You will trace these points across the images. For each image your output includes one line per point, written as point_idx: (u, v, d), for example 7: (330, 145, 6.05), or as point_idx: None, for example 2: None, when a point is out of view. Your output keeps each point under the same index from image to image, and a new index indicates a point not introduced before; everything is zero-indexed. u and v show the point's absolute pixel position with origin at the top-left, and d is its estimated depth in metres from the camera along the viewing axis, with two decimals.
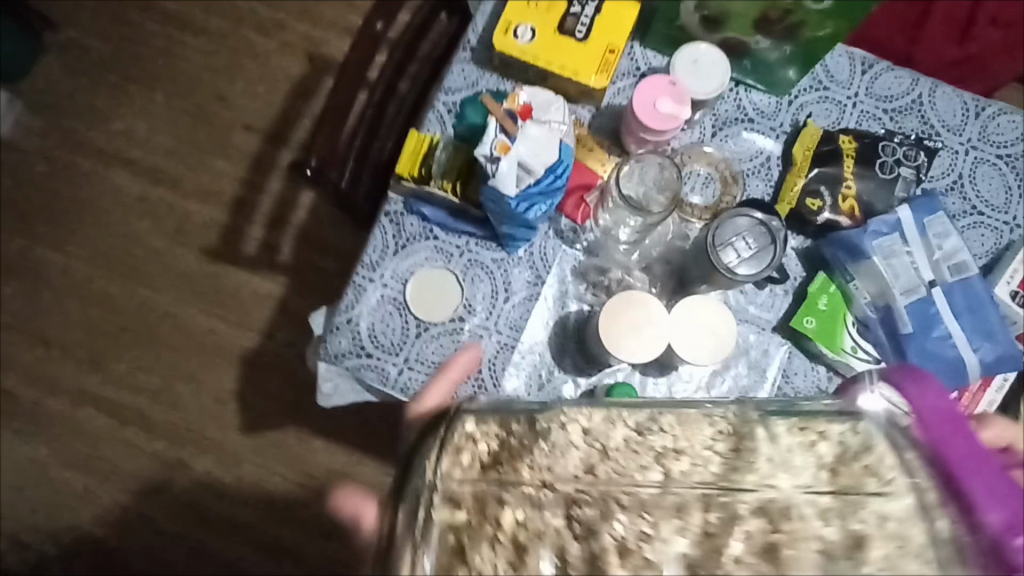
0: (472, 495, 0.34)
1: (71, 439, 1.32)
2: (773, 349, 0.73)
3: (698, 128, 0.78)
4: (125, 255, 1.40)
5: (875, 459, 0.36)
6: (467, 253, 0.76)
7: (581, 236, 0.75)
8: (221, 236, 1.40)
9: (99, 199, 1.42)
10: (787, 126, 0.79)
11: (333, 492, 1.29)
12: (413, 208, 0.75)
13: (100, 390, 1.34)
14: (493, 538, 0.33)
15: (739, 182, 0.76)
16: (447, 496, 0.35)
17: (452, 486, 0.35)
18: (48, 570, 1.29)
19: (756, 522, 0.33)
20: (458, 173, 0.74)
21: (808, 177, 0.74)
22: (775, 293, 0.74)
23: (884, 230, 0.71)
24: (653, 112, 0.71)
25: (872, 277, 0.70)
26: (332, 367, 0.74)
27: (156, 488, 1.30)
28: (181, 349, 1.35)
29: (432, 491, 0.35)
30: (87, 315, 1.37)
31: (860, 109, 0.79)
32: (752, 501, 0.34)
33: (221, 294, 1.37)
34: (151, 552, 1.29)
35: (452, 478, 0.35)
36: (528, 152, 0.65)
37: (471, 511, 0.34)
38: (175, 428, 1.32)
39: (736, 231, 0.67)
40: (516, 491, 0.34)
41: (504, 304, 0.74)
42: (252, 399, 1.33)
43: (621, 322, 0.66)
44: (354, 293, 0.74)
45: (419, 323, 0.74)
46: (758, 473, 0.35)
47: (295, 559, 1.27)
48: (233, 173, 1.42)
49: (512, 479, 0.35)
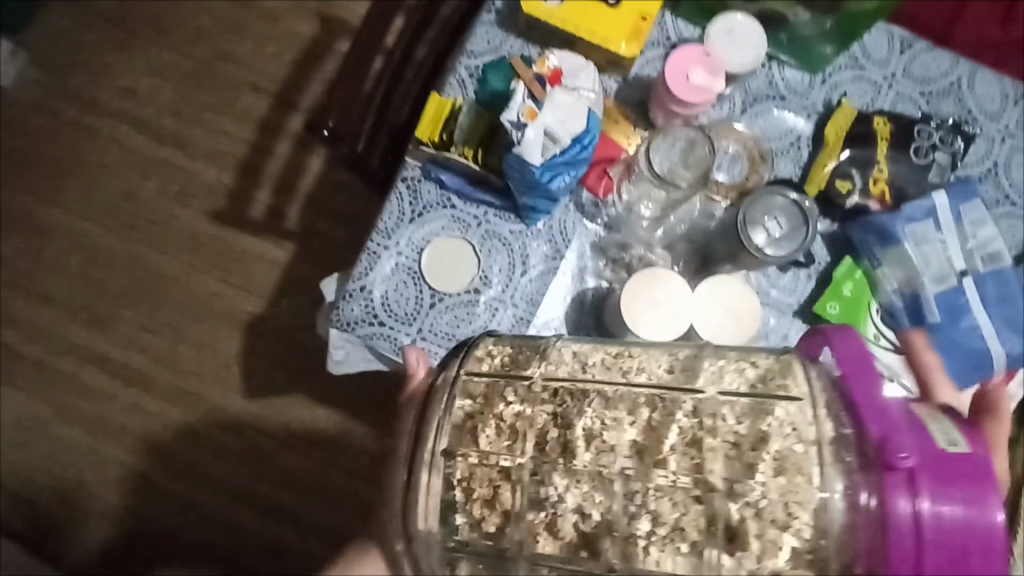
0: (487, 394, 0.46)
1: (73, 398, 1.32)
2: (794, 334, 0.71)
3: (728, 103, 0.76)
4: (130, 215, 1.38)
5: (798, 380, 0.44)
6: (485, 223, 0.74)
7: (602, 211, 0.73)
8: (228, 199, 1.38)
9: (104, 156, 1.39)
10: (819, 105, 0.76)
11: (336, 460, 1.28)
12: (431, 175, 0.73)
13: (103, 351, 1.33)
14: (497, 423, 0.45)
15: (768, 161, 0.74)
16: (469, 393, 0.47)
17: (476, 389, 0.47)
18: (49, 528, 1.29)
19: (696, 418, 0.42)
20: (481, 139, 0.72)
21: (840, 158, 0.72)
22: (799, 277, 0.72)
23: (919, 216, 0.69)
24: (685, 84, 0.68)
25: (902, 263, 0.69)
26: (344, 335, 0.72)
27: (158, 450, 1.30)
28: (185, 312, 1.34)
29: (453, 388, 0.48)
30: (91, 275, 1.36)
31: (896, 91, 0.76)
32: (688, 406, 0.43)
33: (227, 259, 1.35)
34: (152, 513, 1.29)
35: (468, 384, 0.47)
36: (556, 120, 0.63)
37: (482, 401, 0.46)
38: (179, 391, 1.32)
39: (768, 211, 0.65)
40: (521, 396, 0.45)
41: (521, 278, 0.73)
42: (256, 365, 1.32)
43: (642, 299, 0.64)
44: (368, 260, 0.72)
45: (433, 294, 0.72)
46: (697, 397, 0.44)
47: (295, 526, 1.27)
48: (241, 135, 1.39)
49: (521, 379, 0.47)
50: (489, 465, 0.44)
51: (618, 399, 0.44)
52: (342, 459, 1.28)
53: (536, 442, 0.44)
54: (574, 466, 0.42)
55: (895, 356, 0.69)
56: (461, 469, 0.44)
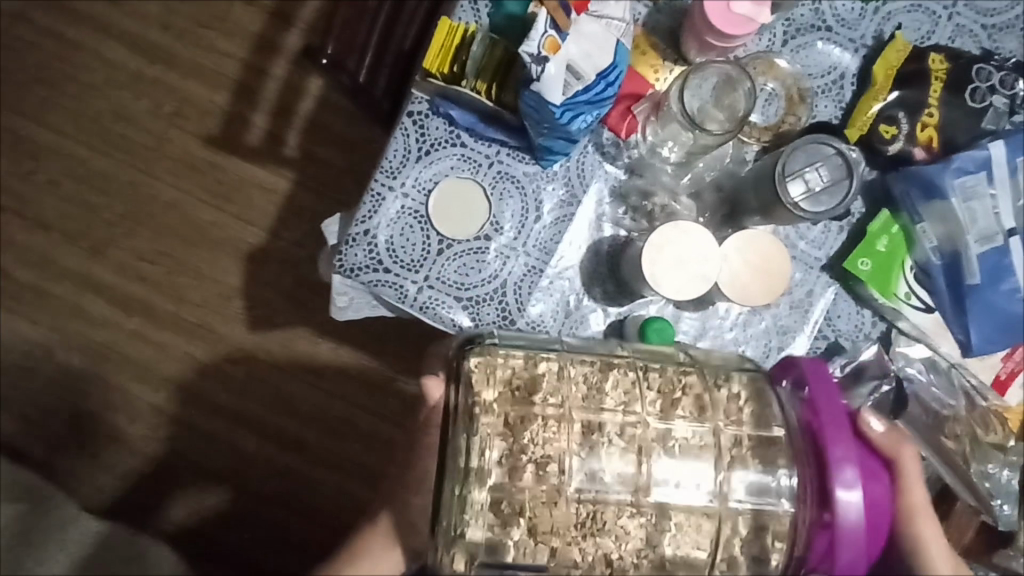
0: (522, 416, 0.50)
1: (74, 324, 1.29)
2: (819, 290, 0.68)
3: (768, 33, 0.68)
4: (121, 136, 1.31)
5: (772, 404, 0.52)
6: (497, 163, 0.68)
7: (624, 151, 0.68)
8: (223, 122, 1.31)
9: (91, 72, 1.31)
10: (869, 38, 0.69)
11: (340, 391, 1.27)
12: (439, 109, 0.67)
13: (101, 277, 1.30)
14: (521, 425, 0.49)
15: (806, 102, 0.68)
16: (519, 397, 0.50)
17: (552, 386, 0.51)
18: (52, 453, 1.27)
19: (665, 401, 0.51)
20: (495, 71, 0.66)
21: (887, 100, 0.66)
22: (829, 229, 0.68)
23: (970, 169, 0.64)
24: (726, 13, 0.61)
25: (943, 219, 0.64)
26: (347, 281, 0.69)
27: (162, 376, 1.28)
28: (185, 241, 1.30)
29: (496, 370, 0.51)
30: (84, 199, 1.31)
31: (955, 23, 0.69)
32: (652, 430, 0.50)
33: (224, 186, 1.30)
34: (160, 439, 1.27)
35: (530, 391, 0.51)
36: (580, 52, 0.57)
37: (514, 418, 0.50)
38: (180, 320, 1.29)
39: (809, 161, 0.61)
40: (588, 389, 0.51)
41: (533, 226, 0.69)
42: (259, 295, 1.29)
43: (671, 255, 0.61)
44: (372, 202, 0.68)
45: (442, 239, 0.68)
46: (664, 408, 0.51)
47: (301, 455, 1.26)
48: (233, 52, 1.30)
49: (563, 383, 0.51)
50: (511, 453, 0.49)
51: (661, 407, 0.51)
52: (346, 389, 1.27)
53: (554, 461, 0.49)
54: (545, 488, 0.49)
55: (925, 316, 0.66)
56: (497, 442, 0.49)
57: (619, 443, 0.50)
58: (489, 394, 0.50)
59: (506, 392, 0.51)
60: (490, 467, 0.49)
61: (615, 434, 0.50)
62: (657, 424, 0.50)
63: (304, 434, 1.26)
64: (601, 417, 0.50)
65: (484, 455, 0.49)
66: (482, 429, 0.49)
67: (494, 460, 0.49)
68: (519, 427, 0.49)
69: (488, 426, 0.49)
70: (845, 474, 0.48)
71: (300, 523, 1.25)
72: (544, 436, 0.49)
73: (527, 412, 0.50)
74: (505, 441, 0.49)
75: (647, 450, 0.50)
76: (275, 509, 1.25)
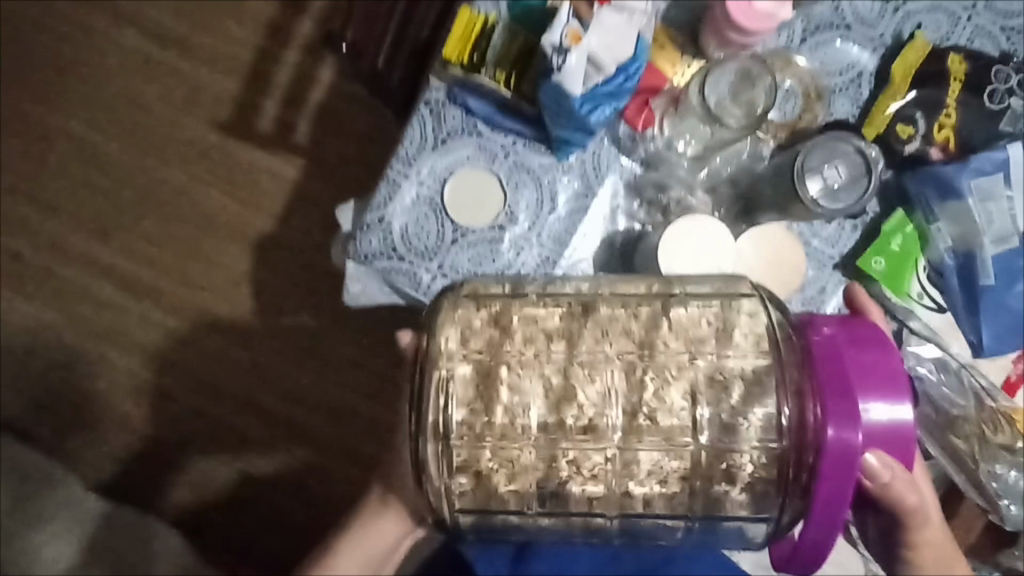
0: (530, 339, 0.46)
1: (81, 308, 1.29)
2: (832, 288, 0.68)
3: (787, 30, 0.68)
4: (132, 121, 1.31)
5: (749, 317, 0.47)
6: (513, 154, 0.69)
7: (639, 145, 0.68)
8: (234, 108, 1.31)
9: (103, 55, 1.31)
10: (887, 38, 0.69)
11: (345, 380, 1.27)
12: (456, 98, 0.68)
13: (110, 261, 1.30)
14: (530, 338, 0.46)
15: (823, 100, 0.68)
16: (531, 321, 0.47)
17: (531, 322, 0.47)
18: (57, 435, 1.28)
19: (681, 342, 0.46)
20: (515, 63, 0.66)
21: (905, 100, 0.66)
22: (843, 228, 0.68)
23: (988, 170, 0.64)
24: (747, 9, 0.62)
25: (958, 219, 0.65)
26: (361, 268, 0.69)
27: (169, 361, 1.29)
28: (193, 227, 1.30)
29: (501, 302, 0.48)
30: (93, 183, 1.31)
31: (975, 24, 0.69)
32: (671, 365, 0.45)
33: (235, 172, 1.30)
34: (165, 423, 1.28)
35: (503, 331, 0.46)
36: (601, 44, 0.57)
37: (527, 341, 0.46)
38: (187, 306, 1.29)
39: (828, 159, 0.61)
40: (563, 324, 0.47)
41: (548, 217, 0.69)
42: (267, 282, 1.29)
43: (682, 246, 0.61)
44: (387, 189, 0.68)
45: (456, 229, 0.68)
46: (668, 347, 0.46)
47: (307, 442, 1.26)
48: (246, 38, 1.30)
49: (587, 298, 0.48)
50: (511, 393, 0.45)
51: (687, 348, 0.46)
52: (351, 378, 1.27)
53: (567, 394, 0.45)
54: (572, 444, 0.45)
55: (937, 315, 0.66)
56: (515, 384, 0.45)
57: (593, 385, 0.45)
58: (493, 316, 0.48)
59: (494, 354, 0.46)
60: (478, 391, 0.45)
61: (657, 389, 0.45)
62: (694, 358, 0.45)
63: (309, 423, 1.27)
64: (614, 339, 0.46)
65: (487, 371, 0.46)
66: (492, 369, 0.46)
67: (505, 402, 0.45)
68: (506, 353, 0.46)
69: (490, 373, 0.45)
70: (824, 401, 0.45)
71: (305, 510, 1.25)
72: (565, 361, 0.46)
73: (547, 331, 0.47)
74: (485, 362, 0.46)
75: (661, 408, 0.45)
76: (280, 496, 1.26)
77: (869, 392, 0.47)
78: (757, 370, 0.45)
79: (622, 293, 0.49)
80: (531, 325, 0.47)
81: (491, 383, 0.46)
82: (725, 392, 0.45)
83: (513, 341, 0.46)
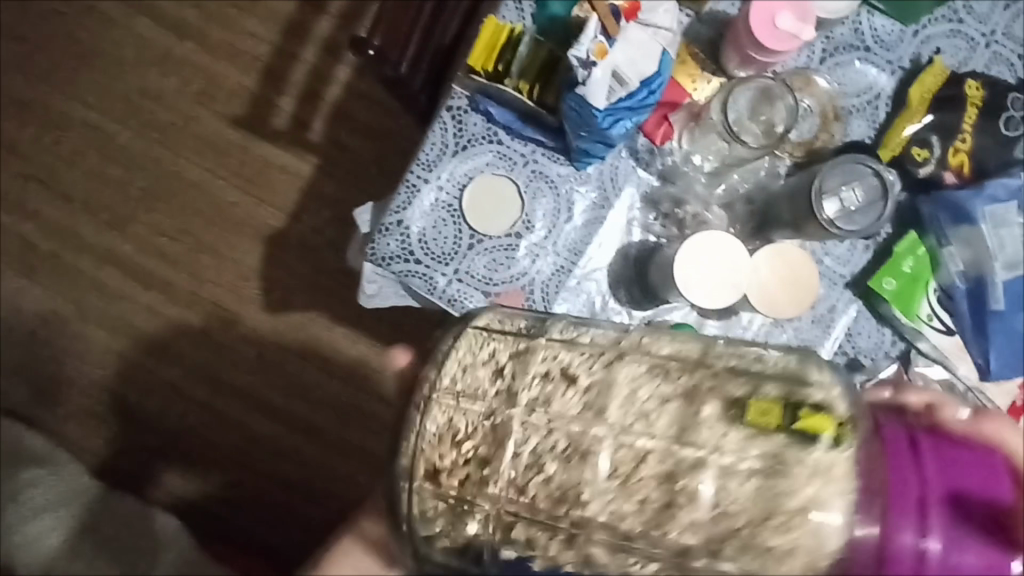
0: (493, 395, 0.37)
1: (91, 296, 1.30)
2: (842, 306, 0.68)
3: (807, 50, 0.69)
4: (148, 112, 1.32)
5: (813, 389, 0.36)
6: (532, 163, 0.70)
7: (657, 158, 0.69)
8: (250, 103, 1.32)
9: (122, 46, 1.32)
10: (906, 61, 0.70)
11: (351, 377, 1.28)
12: (478, 106, 0.69)
13: (121, 251, 1.31)
14: (495, 401, 0.37)
15: (840, 120, 0.69)
16: (500, 377, 0.38)
17: (502, 377, 0.37)
18: (62, 422, 1.28)
19: (665, 421, 0.34)
20: (538, 72, 0.67)
21: (922, 123, 0.67)
22: (855, 247, 0.69)
23: (1001, 197, 0.65)
24: (770, 29, 0.63)
25: (971, 243, 0.65)
26: (378, 270, 0.70)
27: (176, 352, 1.30)
28: (205, 220, 1.31)
29: (484, 344, 0.39)
30: (107, 173, 1.32)
31: (992, 51, 0.70)
32: (653, 454, 0.34)
33: (248, 167, 1.31)
34: (170, 414, 1.29)
35: (471, 385, 0.38)
36: (626, 59, 0.58)
37: (489, 399, 0.37)
38: (196, 298, 1.30)
39: (845, 180, 0.62)
40: (545, 407, 0.36)
41: (564, 226, 0.70)
42: (276, 277, 1.30)
43: (698, 262, 0.62)
44: (407, 193, 0.69)
45: (473, 234, 0.69)
46: (648, 430, 0.34)
47: (310, 438, 1.27)
48: (264, 35, 1.31)
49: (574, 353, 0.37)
50: (457, 464, 0.36)
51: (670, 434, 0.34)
52: (357, 376, 1.28)
53: (530, 478, 0.35)
54: (529, 541, 0.35)
55: (945, 338, 0.67)
56: (465, 459, 0.36)
57: (558, 472, 0.35)
58: (457, 360, 0.39)
59: (449, 412, 0.37)
60: (420, 457, 0.37)
61: (631, 483, 0.34)
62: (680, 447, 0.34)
63: (313, 420, 1.27)
64: (593, 412, 0.35)
65: (431, 434, 0.37)
66: (433, 429, 0.37)
67: (454, 482, 0.36)
68: (460, 416, 0.37)
69: (431, 437, 0.37)
70: (909, 520, 0.32)
71: (306, 505, 1.26)
72: (527, 433, 0.36)
73: (514, 392, 0.37)
74: (447, 454, 0.37)
75: (635, 512, 0.33)
76: (282, 491, 1.26)
77: (951, 529, 0.32)
78: (770, 488, 0.33)
79: (636, 370, 0.36)
80: (501, 382, 0.37)
81: (439, 449, 0.37)
82: (750, 534, 0.33)
83: (471, 404, 0.37)
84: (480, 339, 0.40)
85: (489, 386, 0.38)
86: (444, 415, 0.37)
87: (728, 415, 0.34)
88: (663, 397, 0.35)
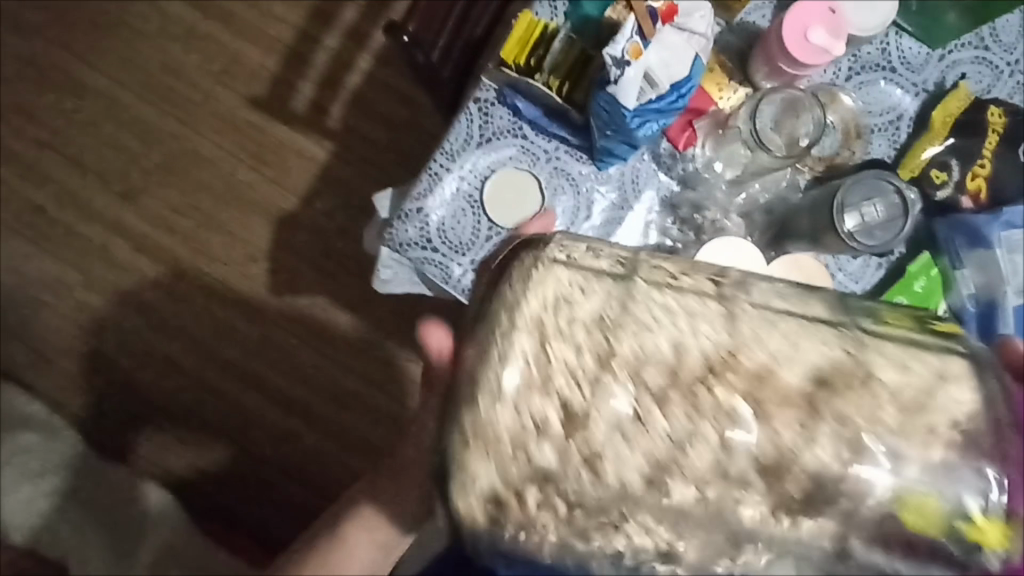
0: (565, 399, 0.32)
1: (97, 266, 1.30)
2: None
3: (834, 67, 0.70)
4: (167, 87, 1.32)
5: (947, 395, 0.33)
6: (554, 159, 0.70)
7: (679, 163, 0.70)
8: (270, 85, 1.32)
9: (147, 19, 1.33)
10: (930, 84, 0.70)
11: (351, 364, 1.28)
12: (506, 99, 0.69)
13: (130, 223, 1.31)
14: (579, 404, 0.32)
15: (862, 138, 0.69)
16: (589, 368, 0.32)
17: (592, 371, 0.32)
18: (60, 390, 1.28)
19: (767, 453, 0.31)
20: (568, 70, 0.68)
21: (942, 146, 0.68)
22: (868, 264, 0.69)
23: (1017, 224, 0.66)
24: (802, 43, 0.63)
25: (985, 267, 0.66)
26: (394, 256, 0.70)
27: (178, 328, 1.30)
28: (217, 198, 1.31)
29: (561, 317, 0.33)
30: (123, 145, 1.32)
31: (1016, 80, 0.71)
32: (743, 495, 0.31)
33: (263, 148, 1.31)
34: (168, 389, 1.29)
35: (555, 369, 0.32)
36: (659, 62, 0.59)
37: (570, 400, 0.32)
38: (202, 275, 1.30)
39: (867, 195, 0.63)
40: (624, 403, 0.31)
41: (582, 225, 0.70)
42: (284, 260, 1.30)
43: (719, 265, 0.62)
44: (429, 181, 0.69)
45: (491, 226, 0.70)
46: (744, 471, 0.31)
47: (307, 422, 1.27)
48: (289, 18, 1.32)
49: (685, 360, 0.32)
50: (528, 468, 0.31)
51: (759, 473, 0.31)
52: (357, 363, 1.28)
53: (608, 499, 0.31)
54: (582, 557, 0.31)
55: None
56: (539, 459, 0.31)
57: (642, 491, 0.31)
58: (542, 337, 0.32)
59: (521, 403, 0.32)
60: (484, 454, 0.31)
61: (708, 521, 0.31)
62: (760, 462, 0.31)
63: (311, 404, 1.28)
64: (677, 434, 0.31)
65: (500, 424, 0.31)
66: (499, 418, 0.32)
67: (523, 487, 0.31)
68: (539, 408, 0.31)
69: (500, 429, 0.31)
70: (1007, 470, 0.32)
71: (297, 489, 1.26)
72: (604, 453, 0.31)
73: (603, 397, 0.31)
74: (520, 442, 0.31)
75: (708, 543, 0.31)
76: (275, 472, 1.27)
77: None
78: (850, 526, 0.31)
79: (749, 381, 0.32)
80: (586, 378, 0.32)
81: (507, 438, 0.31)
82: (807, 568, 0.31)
83: (556, 393, 0.32)
84: (558, 304, 0.33)
85: (569, 377, 0.32)
86: (521, 405, 0.32)
87: (844, 435, 0.31)
88: (780, 417, 0.31)
